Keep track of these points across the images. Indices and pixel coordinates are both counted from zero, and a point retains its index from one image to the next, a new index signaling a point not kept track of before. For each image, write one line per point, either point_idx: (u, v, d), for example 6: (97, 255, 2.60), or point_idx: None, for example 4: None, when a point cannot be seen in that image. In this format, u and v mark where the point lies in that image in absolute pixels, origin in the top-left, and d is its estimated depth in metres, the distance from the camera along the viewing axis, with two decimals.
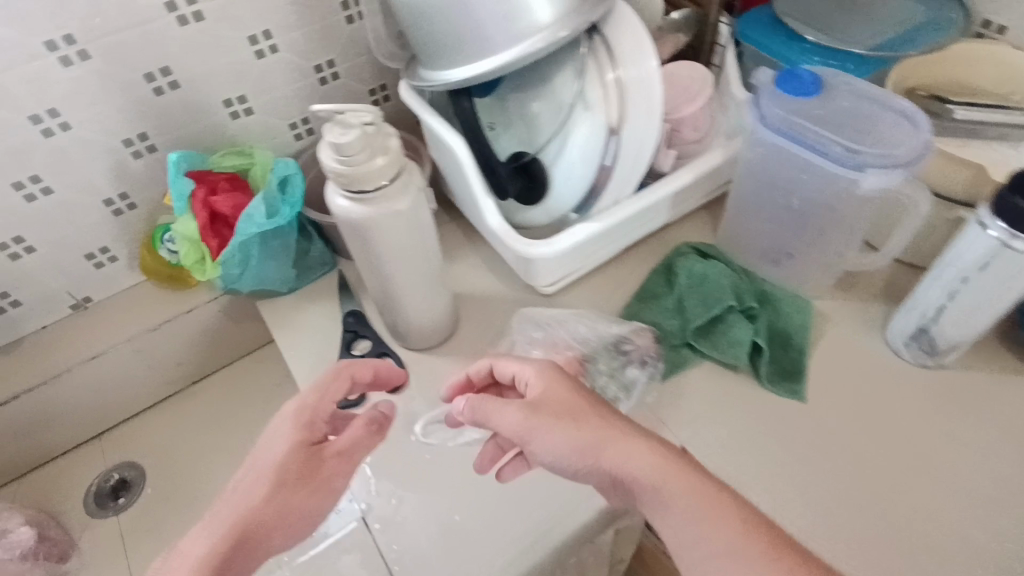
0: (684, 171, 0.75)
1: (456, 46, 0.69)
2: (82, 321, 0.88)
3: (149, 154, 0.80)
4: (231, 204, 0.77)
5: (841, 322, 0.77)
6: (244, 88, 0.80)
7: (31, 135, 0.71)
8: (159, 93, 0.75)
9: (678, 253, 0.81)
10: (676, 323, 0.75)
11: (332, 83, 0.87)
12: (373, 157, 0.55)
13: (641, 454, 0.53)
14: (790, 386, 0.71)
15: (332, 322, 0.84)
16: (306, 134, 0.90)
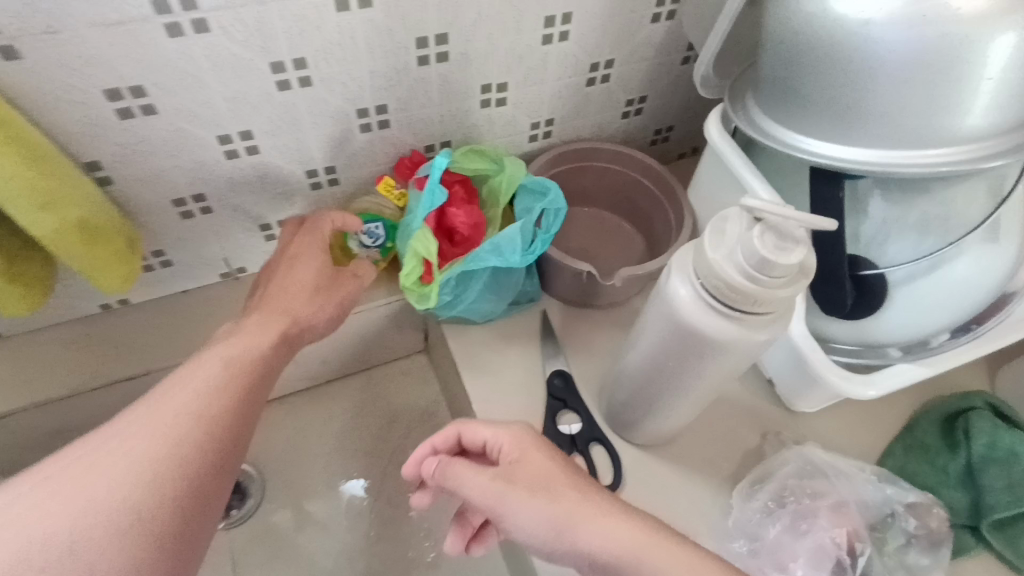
0: None
1: (834, 116, 0.52)
2: (232, 295, 0.73)
3: (378, 130, 0.63)
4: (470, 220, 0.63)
5: None
6: (510, 75, 0.64)
7: (265, 86, 0.54)
8: (423, 63, 0.58)
9: (968, 403, 0.67)
10: (962, 499, 0.62)
11: (599, 86, 0.70)
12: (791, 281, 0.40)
13: (614, 529, 0.41)
14: None
15: (533, 376, 0.69)
16: (542, 136, 0.74)
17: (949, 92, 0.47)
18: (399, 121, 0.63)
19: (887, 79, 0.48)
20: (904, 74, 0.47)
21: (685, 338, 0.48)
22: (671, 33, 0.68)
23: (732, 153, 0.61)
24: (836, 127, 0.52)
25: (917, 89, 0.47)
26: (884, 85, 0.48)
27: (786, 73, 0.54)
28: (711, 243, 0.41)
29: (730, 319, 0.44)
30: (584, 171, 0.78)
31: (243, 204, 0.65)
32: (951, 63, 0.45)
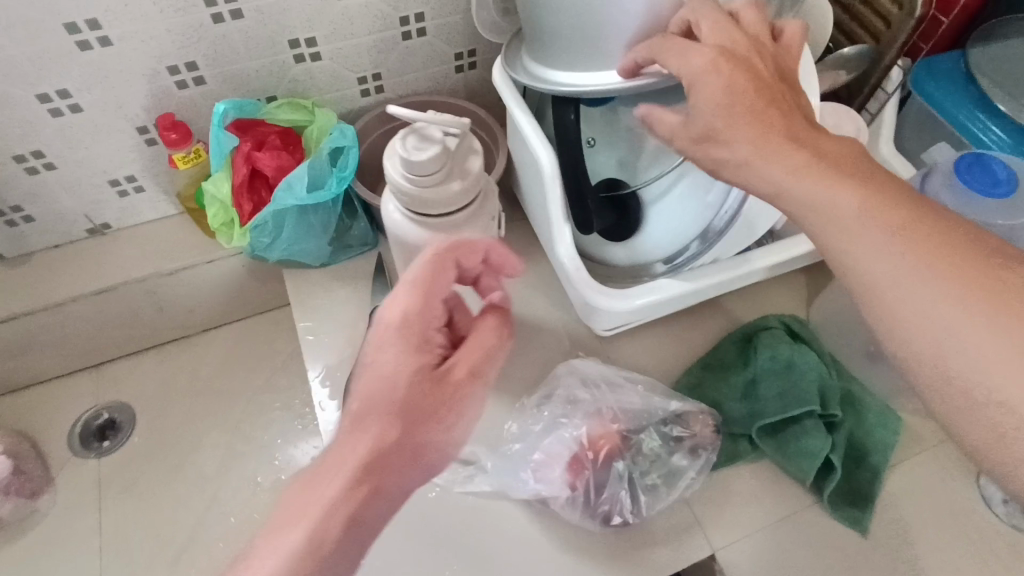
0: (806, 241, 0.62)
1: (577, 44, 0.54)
2: (99, 248, 0.81)
3: (196, 87, 0.70)
4: (274, 164, 0.71)
5: (928, 448, 0.68)
6: (315, 29, 0.69)
7: (67, 47, 0.61)
8: (218, 21, 0.64)
9: (764, 324, 0.71)
10: (742, 409, 0.66)
11: (417, 38, 0.75)
12: (449, 178, 0.46)
13: (876, 206, 0.39)
14: (854, 515, 0.63)
15: (361, 310, 0.75)
16: (375, 89, 0.79)
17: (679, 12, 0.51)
18: (214, 77, 0.69)
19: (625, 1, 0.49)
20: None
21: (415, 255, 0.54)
22: None
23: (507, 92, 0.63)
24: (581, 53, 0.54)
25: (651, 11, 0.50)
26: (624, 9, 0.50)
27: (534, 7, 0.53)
28: (385, 152, 0.47)
29: (423, 221, 0.50)
30: (425, 123, 0.82)
31: (84, 160, 0.72)
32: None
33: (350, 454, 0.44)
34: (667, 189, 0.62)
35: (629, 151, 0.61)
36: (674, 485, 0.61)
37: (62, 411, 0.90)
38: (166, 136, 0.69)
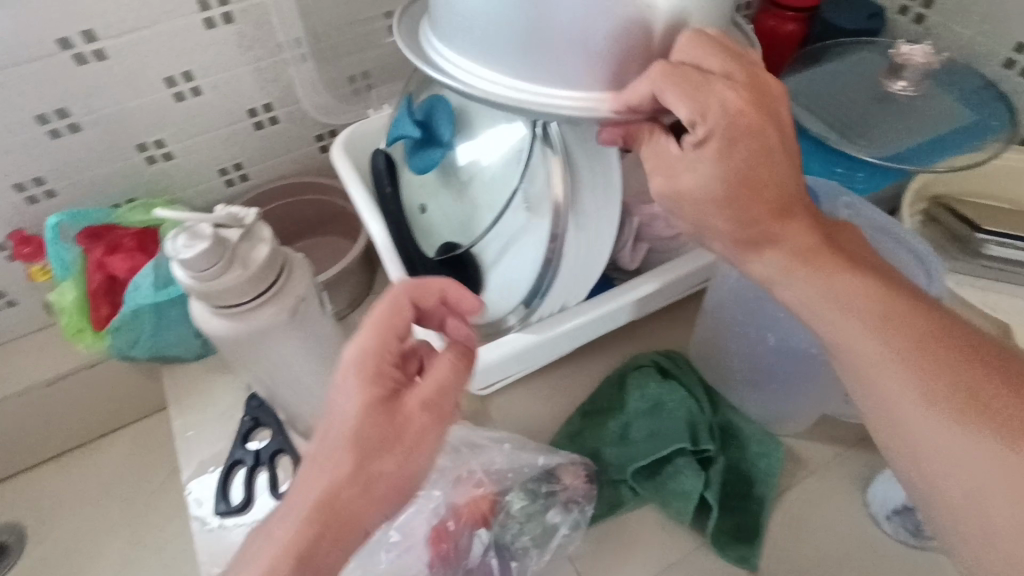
0: (647, 279, 0.62)
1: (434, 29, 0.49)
2: None
3: (49, 201, 0.72)
4: (125, 267, 0.71)
5: (815, 471, 0.66)
6: (161, 130, 0.72)
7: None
8: (56, 136, 0.67)
9: (636, 365, 0.70)
10: (618, 454, 0.64)
11: (270, 127, 0.78)
12: (230, 269, 0.48)
13: (856, 287, 0.40)
14: (742, 551, 0.60)
15: (236, 400, 0.74)
16: (238, 179, 0.81)
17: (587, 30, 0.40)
18: (66, 188, 0.72)
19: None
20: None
21: (236, 347, 0.55)
22: None
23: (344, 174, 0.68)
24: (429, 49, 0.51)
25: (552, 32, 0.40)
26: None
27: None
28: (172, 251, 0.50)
29: (217, 313, 0.52)
30: (295, 206, 0.84)
31: None
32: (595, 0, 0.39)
33: (323, 490, 0.39)
34: (503, 242, 0.61)
35: (456, 215, 0.63)
36: (548, 546, 0.59)
37: None
38: (24, 251, 0.73)
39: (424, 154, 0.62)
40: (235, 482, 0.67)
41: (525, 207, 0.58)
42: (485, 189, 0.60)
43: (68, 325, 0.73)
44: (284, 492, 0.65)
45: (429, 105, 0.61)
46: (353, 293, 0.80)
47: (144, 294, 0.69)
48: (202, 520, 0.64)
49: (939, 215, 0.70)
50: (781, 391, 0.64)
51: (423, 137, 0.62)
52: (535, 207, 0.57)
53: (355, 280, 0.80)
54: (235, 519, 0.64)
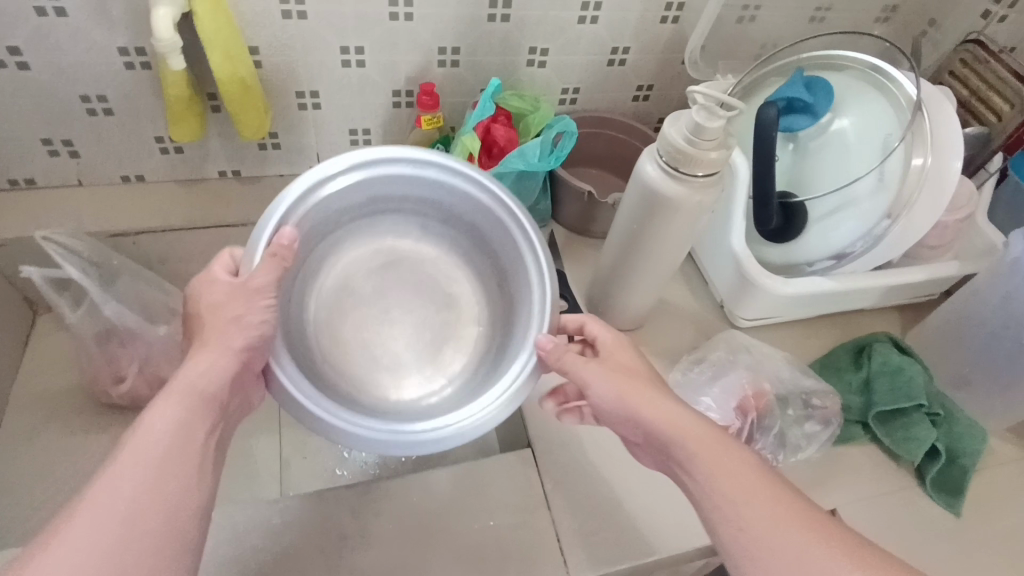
0: (919, 270, 0.77)
1: (495, 230, 0.58)
2: (252, 187, 0.85)
3: (314, 110, 0.81)
4: (508, 137, 0.79)
5: (1006, 460, 0.75)
6: (552, 42, 0.81)
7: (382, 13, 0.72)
8: (346, 66, 0.77)
9: (874, 339, 0.80)
10: (858, 400, 0.75)
11: (616, 67, 0.87)
12: (719, 147, 0.57)
13: (740, 503, 0.45)
14: (948, 498, 0.70)
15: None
16: (569, 101, 0.91)
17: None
18: (330, 109, 0.81)
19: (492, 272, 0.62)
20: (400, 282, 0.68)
21: (679, 220, 0.62)
22: (593, 43, 0.83)
23: None
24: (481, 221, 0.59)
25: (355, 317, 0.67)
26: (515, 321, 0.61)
27: (352, 211, 0.57)
28: (671, 115, 0.59)
29: (676, 180, 0.60)
30: (658, 122, 0.98)
31: None
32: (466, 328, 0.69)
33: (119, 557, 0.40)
34: (840, 202, 0.71)
35: (801, 174, 0.73)
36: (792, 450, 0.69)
37: None
38: (422, 100, 0.79)
39: (799, 116, 0.71)
40: None
41: (871, 198, 0.69)
42: (842, 160, 0.70)
43: None
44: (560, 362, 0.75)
45: (813, 79, 0.71)
46: (606, 226, 0.85)
47: (523, 161, 0.76)
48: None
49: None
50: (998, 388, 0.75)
51: (804, 106, 0.71)
52: (875, 200, 0.69)
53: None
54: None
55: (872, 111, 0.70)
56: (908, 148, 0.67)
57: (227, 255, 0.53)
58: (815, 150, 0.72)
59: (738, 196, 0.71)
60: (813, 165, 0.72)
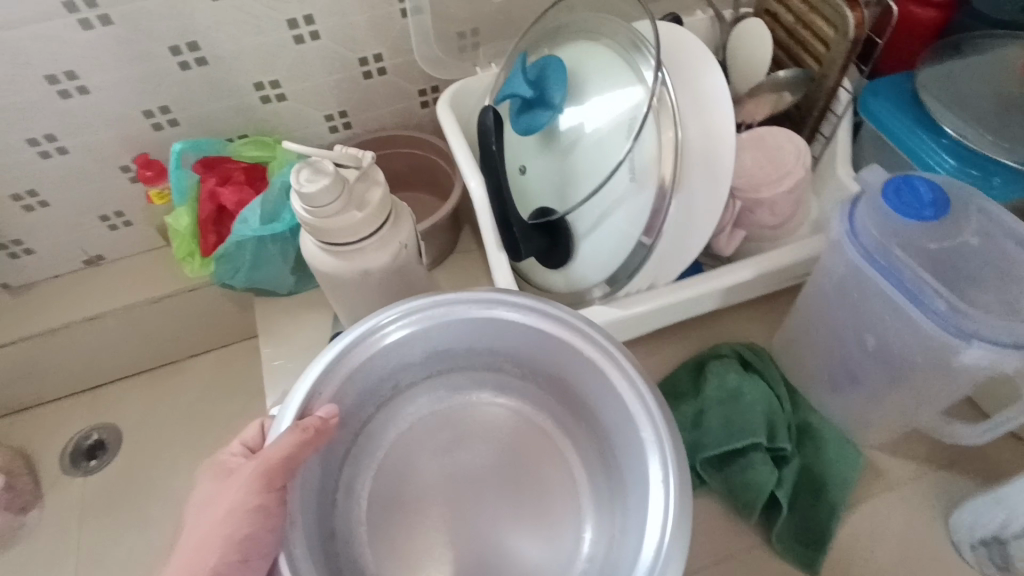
0: (745, 266, 0.60)
1: (596, 398, 0.49)
2: (23, 297, 0.80)
3: (46, 209, 0.73)
4: (236, 200, 0.68)
5: (893, 483, 0.59)
6: (276, 72, 0.69)
7: (49, 95, 0.63)
8: (46, 156, 0.68)
9: (715, 352, 0.65)
10: (689, 438, 0.61)
11: (377, 78, 0.74)
12: (346, 210, 0.44)
13: None
14: (804, 555, 0.56)
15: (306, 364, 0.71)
16: (342, 126, 0.78)
17: (522, 524, 0.51)
18: (63, 203, 0.73)
19: (591, 445, 0.53)
20: (452, 451, 0.54)
21: (376, 292, 0.52)
22: (328, 59, 0.70)
23: (454, 131, 0.62)
24: (598, 390, 0.48)
25: (418, 525, 0.51)
26: (624, 493, 0.48)
27: (431, 362, 0.54)
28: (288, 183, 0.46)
29: (331, 252, 0.47)
30: None
31: None
32: (542, 488, 0.53)
33: None
34: (601, 209, 0.56)
35: (557, 179, 0.58)
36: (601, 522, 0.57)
37: (60, 436, 0.85)
38: (144, 174, 0.70)
39: (534, 114, 0.56)
40: None
41: (631, 197, 0.54)
42: (591, 156, 0.55)
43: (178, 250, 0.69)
44: None
45: (542, 63, 0.57)
46: None
47: (252, 228, 0.66)
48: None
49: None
50: (867, 402, 0.58)
51: (536, 97, 0.56)
52: (637, 187, 0.53)
53: (443, 240, 0.76)
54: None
55: (611, 84, 0.54)
56: (659, 117, 0.51)
57: (257, 427, 0.47)
58: (566, 144, 0.57)
59: (487, 224, 0.59)
60: (567, 166, 0.57)
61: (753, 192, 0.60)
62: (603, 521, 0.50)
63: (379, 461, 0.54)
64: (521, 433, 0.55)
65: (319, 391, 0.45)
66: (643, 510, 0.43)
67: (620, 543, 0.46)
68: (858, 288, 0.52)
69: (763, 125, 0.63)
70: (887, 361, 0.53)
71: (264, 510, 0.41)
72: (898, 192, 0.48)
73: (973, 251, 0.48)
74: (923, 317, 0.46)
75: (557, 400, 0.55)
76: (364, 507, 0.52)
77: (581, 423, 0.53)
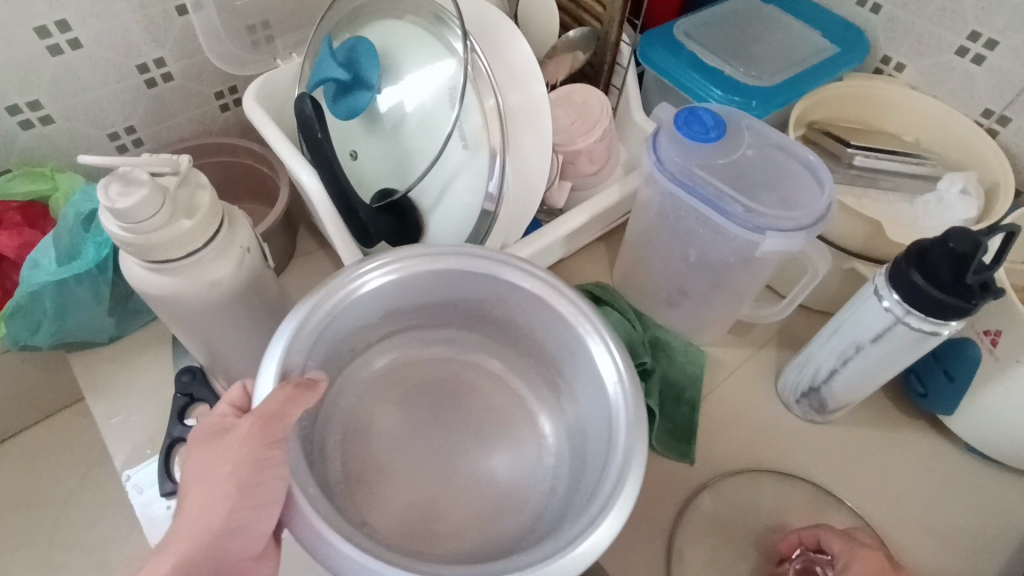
0: (579, 211, 0.66)
1: (541, 330, 0.58)
2: None
3: None
4: (18, 244, 0.60)
5: (732, 370, 0.70)
6: (34, 90, 0.60)
7: None
8: None
9: None
10: None
11: (164, 85, 0.67)
12: (172, 219, 0.40)
13: None
14: (680, 449, 0.64)
15: (153, 412, 0.63)
16: (132, 144, 0.69)
17: (487, 441, 0.61)
18: None
19: (536, 375, 0.64)
20: (412, 401, 0.63)
21: (224, 306, 0.48)
22: (97, 69, 0.62)
23: (269, 128, 0.59)
24: (541, 326, 0.58)
25: (403, 462, 0.58)
26: (574, 394, 0.59)
27: (384, 324, 0.61)
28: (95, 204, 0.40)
29: (166, 271, 0.43)
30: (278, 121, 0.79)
31: None
32: (500, 419, 0.63)
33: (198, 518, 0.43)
34: (442, 181, 0.57)
35: (392, 159, 0.58)
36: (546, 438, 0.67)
37: None
38: None
39: (354, 96, 0.56)
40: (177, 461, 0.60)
41: (469, 163, 0.56)
42: (422, 130, 0.56)
43: None
44: None
45: (350, 45, 0.56)
46: None
47: (48, 273, 0.57)
48: (144, 505, 0.58)
49: (818, 142, 0.68)
50: (700, 307, 0.67)
51: (352, 79, 0.55)
52: (471, 152, 0.55)
53: (281, 245, 0.72)
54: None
55: (424, 59, 0.56)
56: (476, 82, 0.53)
57: (240, 387, 0.48)
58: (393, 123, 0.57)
59: (331, 217, 0.56)
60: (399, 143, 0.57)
61: (570, 143, 0.67)
62: (557, 422, 0.62)
63: (346, 422, 0.60)
64: (473, 379, 0.65)
65: (293, 353, 0.48)
66: (598, 406, 0.53)
67: (580, 434, 0.58)
68: (676, 210, 0.59)
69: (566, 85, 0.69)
70: (708, 267, 0.62)
71: (265, 459, 0.43)
72: (687, 122, 0.57)
73: (755, 161, 0.57)
74: (729, 222, 0.54)
75: (501, 346, 0.65)
76: (339, 471, 0.57)
77: (527, 359, 0.64)
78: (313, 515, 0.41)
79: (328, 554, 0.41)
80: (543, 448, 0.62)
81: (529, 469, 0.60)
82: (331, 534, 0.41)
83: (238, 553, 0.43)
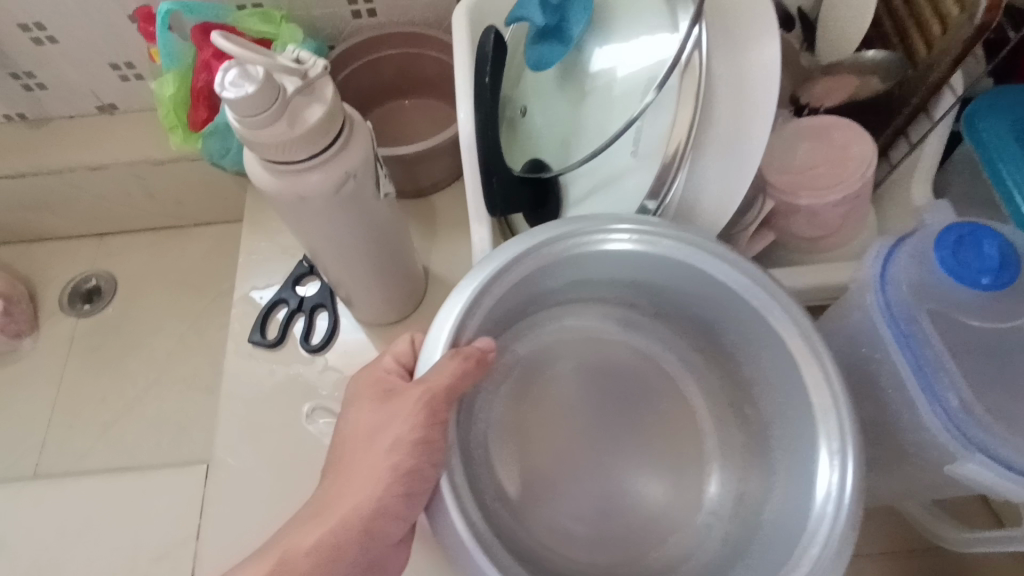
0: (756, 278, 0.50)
1: (776, 388, 0.42)
2: (36, 134, 0.77)
3: (56, 45, 0.69)
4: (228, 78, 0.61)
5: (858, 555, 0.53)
6: None
7: None
8: None
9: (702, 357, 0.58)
10: (729, 433, 0.48)
11: None
12: (273, 124, 0.38)
13: None
14: None
15: (281, 264, 0.69)
16: (367, 13, 0.70)
17: (651, 460, 0.47)
18: (71, 42, 0.69)
19: (733, 412, 0.48)
20: (587, 372, 0.50)
21: (326, 218, 0.47)
22: None
23: (458, 40, 0.52)
24: (772, 374, 0.42)
25: (537, 439, 0.46)
26: (772, 468, 0.43)
27: (581, 286, 0.48)
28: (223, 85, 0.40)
29: (266, 168, 0.43)
30: None
31: None
32: (675, 438, 0.48)
33: (347, 489, 0.40)
34: (599, 178, 0.48)
35: (560, 129, 0.49)
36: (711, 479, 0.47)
37: (63, 273, 0.88)
38: (143, 29, 0.63)
39: (549, 45, 0.47)
40: (276, 318, 0.66)
41: (632, 173, 0.45)
42: (599, 111, 0.46)
43: (168, 117, 0.66)
44: (314, 346, 0.64)
45: None
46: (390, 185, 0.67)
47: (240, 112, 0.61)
48: (235, 342, 0.65)
49: None
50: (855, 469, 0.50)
51: (555, 28, 0.47)
52: (645, 160, 0.44)
53: (441, 166, 0.67)
54: (266, 353, 0.64)
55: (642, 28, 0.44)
56: (686, 78, 0.41)
57: (407, 342, 0.45)
58: (577, 90, 0.48)
59: (468, 166, 0.50)
60: (574, 116, 0.48)
61: (791, 195, 0.49)
62: (732, 482, 0.46)
63: (504, 377, 0.48)
64: (664, 379, 0.50)
65: (472, 309, 0.38)
66: (788, 523, 0.38)
67: (757, 528, 0.42)
68: (871, 345, 0.42)
69: (832, 116, 0.52)
70: (877, 436, 0.44)
71: (432, 443, 0.38)
72: (957, 245, 0.37)
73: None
74: (940, 408, 0.37)
75: (702, 354, 0.50)
76: (475, 432, 0.45)
77: (731, 388, 0.48)
78: (455, 512, 0.34)
79: (460, 553, 0.34)
80: (703, 498, 0.46)
81: (681, 509, 0.46)
82: (473, 544, 0.34)
83: (389, 538, 0.40)
